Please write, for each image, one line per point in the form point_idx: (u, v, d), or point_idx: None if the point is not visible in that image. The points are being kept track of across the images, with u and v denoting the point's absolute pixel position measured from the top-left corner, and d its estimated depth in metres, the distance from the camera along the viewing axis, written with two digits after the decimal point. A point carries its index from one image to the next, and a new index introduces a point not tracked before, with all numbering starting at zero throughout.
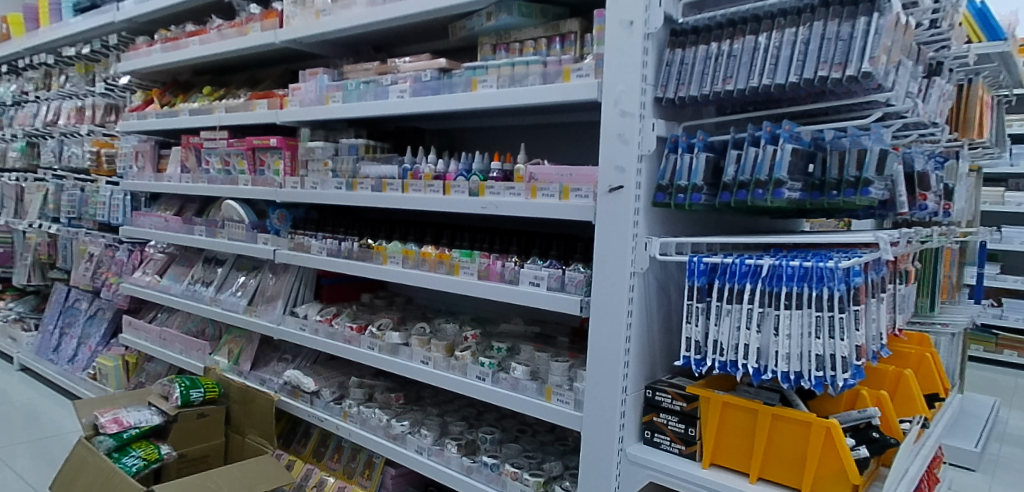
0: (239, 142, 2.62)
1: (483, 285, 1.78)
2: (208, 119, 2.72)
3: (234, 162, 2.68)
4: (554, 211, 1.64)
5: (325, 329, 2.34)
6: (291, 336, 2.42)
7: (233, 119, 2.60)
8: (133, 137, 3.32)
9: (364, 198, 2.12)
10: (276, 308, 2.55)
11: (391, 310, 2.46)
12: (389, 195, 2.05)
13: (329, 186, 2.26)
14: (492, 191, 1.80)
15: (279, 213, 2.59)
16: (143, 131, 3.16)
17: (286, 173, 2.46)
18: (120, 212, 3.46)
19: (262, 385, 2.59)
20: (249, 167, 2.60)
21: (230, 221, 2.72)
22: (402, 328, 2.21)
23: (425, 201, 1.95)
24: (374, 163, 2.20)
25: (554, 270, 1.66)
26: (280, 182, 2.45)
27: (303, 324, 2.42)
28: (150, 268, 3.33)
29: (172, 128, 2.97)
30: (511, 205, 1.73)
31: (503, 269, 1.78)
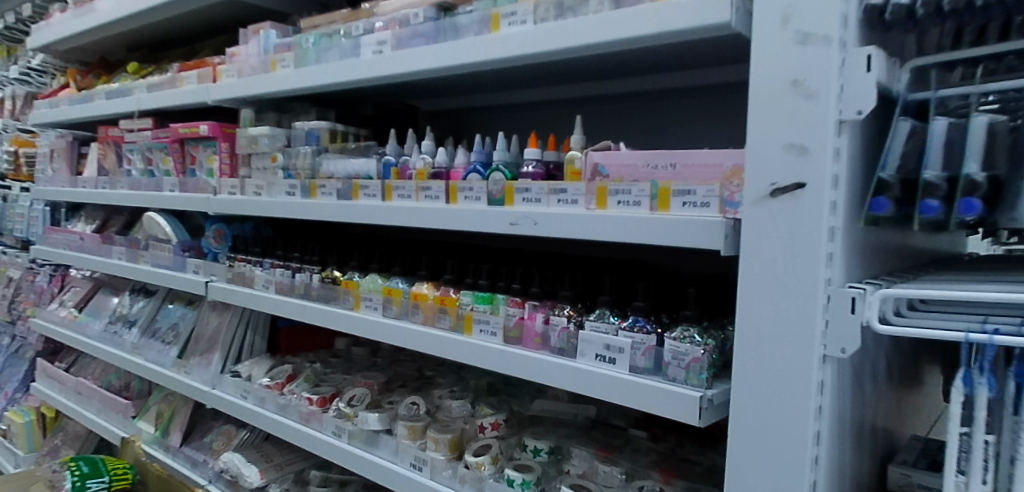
0: (165, 132, 1.90)
1: (515, 358, 1.05)
2: (124, 103, 2.00)
3: (157, 159, 1.96)
4: (647, 234, 0.92)
5: (274, 401, 1.61)
6: (228, 407, 1.69)
7: (153, 100, 1.88)
8: (49, 131, 2.62)
9: (324, 208, 1.41)
10: (210, 364, 1.82)
11: (370, 370, 1.72)
12: (362, 205, 1.33)
13: (278, 191, 1.55)
14: (526, 197, 1.09)
15: (216, 229, 1.86)
16: (57, 123, 2.46)
17: (223, 174, 1.73)
18: (38, 225, 2.76)
19: (191, 470, 1.85)
20: (177, 167, 1.88)
21: (155, 240, 2.00)
22: (384, 403, 1.48)
23: (416, 216, 1.22)
24: (343, 156, 1.47)
25: (646, 336, 0.93)
26: (215, 186, 1.73)
27: (244, 390, 1.69)
28: (70, 298, 2.61)
29: (87, 118, 2.25)
30: (561, 221, 1.01)
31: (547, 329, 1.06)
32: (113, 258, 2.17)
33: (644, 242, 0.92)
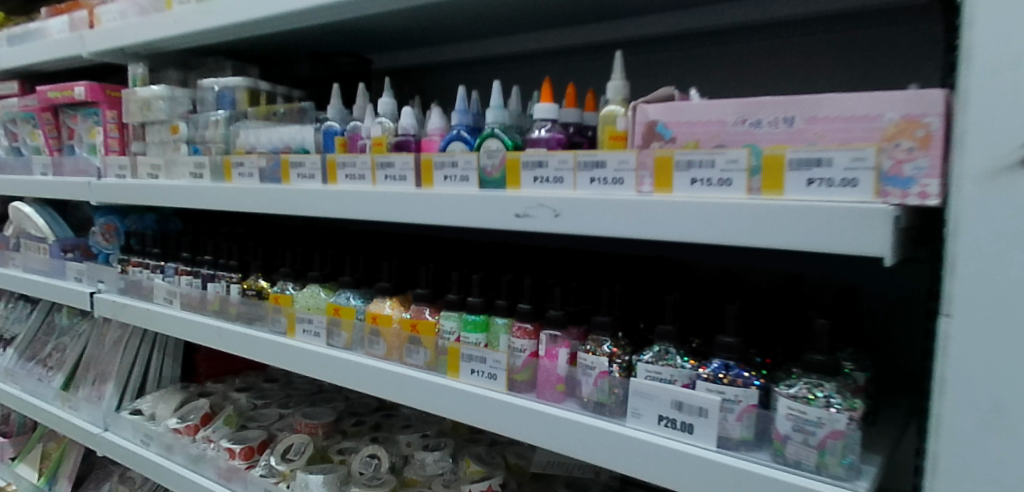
0: (31, 98, 1.44)
1: (532, 414, 0.71)
2: None
3: (24, 134, 1.50)
4: (747, 230, 0.59)
5: (183, 451, 1.19)
6: (123, 456, 1.28)
7: (14, 55, 1.43)
8: None
9: (241, 195, 1.01)
10: (102, 400, 1.40)
11: (314, 402, 1.33)
12: (296, 189, 0.94)
13: (179, 172, 1.14)
14: (538, 175, 0.74)
15: (104, 223, 1.42)
16: None
17: (109, 150, 1.29)
18: None
19: None
20: (48, 144, 1.43)
21: (26, 239, 1.54)
22: (333, 454, 1.10)
23: (374, 205, 0.85)
24: (267, 123, 1.08)
25: (746, 391, 0.60)
26: (98, 166, 1.30)
27: (145, 436, 1.26)
28: None
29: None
30: (601, 211, 0.67)
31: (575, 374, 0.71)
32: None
33: (740, 244, 0.59)
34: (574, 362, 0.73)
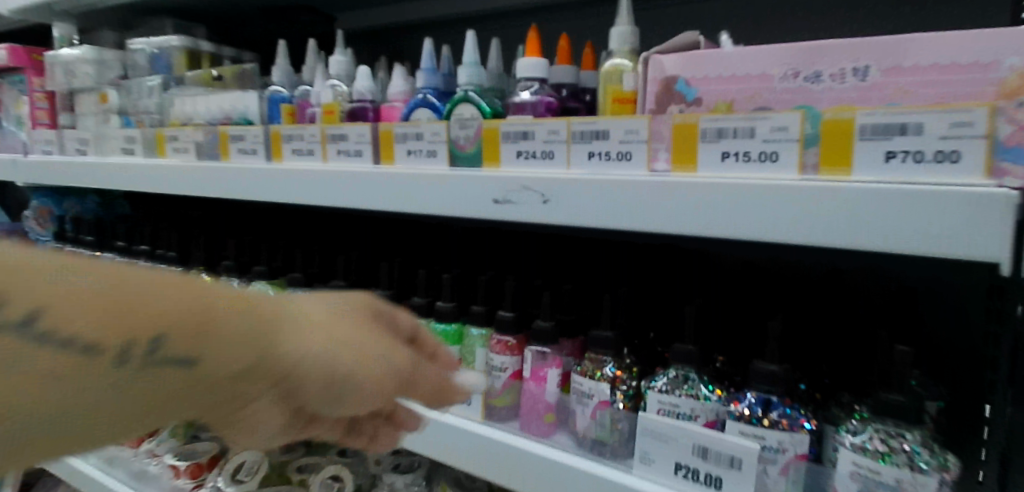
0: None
1: (507, 455, 0.55)
2: None
3: None
4: (798, 223, 0.43)
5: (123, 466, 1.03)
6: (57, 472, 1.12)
7: None
8: None
9: (172, 174, 0.85)
10: None
11: None
12: (233, 167, 0.78)
13: (109, 148, 0.98)
14: (523, 150, 0.59)
15: (38, 206, 1.27)
16: None
17: (36, 123, 1.12)
18: None
19: None
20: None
21: None
22: (292, 473, 0.94)
23: (323, 185, 0.70)
24: (207, 90, 0.91)
25: (792, 436, 0.46)
26: (23, 142, 1.13)
27: None
28: None
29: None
30: (603, 195, 0.52)
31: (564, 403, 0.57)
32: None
33: (787, 243, 0.44)
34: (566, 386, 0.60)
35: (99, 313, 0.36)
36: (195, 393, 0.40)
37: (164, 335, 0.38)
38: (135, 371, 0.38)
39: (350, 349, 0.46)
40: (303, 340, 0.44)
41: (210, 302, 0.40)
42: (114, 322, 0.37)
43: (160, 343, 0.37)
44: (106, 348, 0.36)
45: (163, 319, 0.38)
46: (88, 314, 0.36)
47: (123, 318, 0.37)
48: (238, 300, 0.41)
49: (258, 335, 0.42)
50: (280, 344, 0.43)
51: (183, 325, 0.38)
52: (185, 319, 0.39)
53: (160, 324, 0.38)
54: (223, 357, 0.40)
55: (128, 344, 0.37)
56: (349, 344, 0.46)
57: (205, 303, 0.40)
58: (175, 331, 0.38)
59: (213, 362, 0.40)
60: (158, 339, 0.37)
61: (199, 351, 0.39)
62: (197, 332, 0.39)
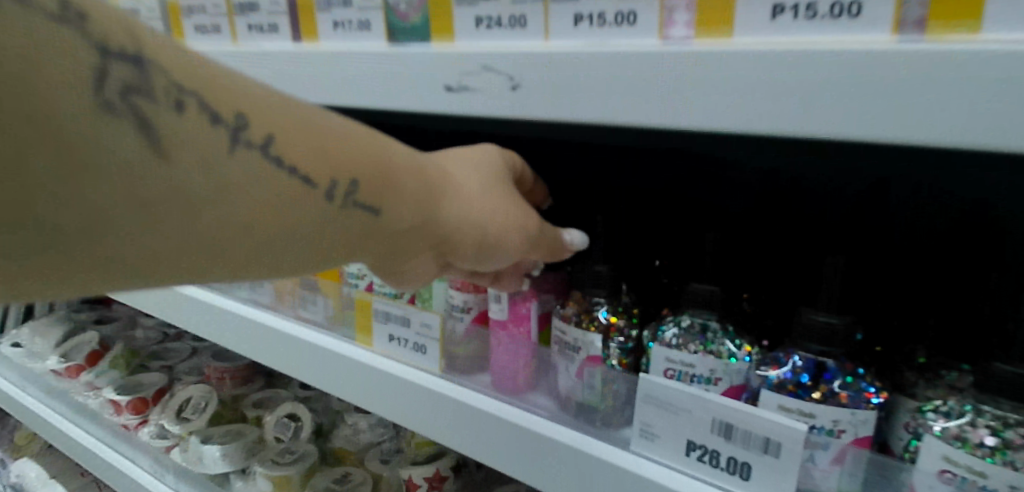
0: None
1: (476, 422, 0.43)
2: None
3: None
4: (886, 111, 0.28)
5: (63, 398, 0.93)
6: None
7: None
8: None
9: None
10: None
11: None
12: None
13: None
14: (485, 17, 0.42)
15: None
16: None
17: None
18: None
19: None
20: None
21: None
22: (248, 408, 0.82)
23: (234, 70, 0.53)
24: None
25: (854, 415, 0.33)
26: None
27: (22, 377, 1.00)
28: None
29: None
30: (599, 78, 0.37)
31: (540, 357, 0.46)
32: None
33: (862, 143, 0.29)
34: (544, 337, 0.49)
35: (318, 141, 0.31)
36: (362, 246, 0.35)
37: (360, 180, 0.33)
38: (334, 216, 0.32)
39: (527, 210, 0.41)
40: (476, 194, 0.39)
41: (394, 153, 0.35)
42: (310, 149, 0.31)
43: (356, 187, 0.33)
44: (321, 183, 0.31)
45: (356, 165, 0.33)
46: (303, 136, 0.31)
47: (325, 156, 0.31)
48: (419, 162, 0.36)
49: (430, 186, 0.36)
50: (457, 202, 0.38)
51: (373, 175, 0.33)
52: (372, 161, 0.33)
53: (356, 168, 0.33)
54: (396, 211, 0.35)
55: (334, 184, 0.32)
56: (525, 206, 0.41)
57: (391, 158, 0.34)
58: (367, 178, 0.33)
59: (394, 216, 0.35)
60: (354, 184, 0.33)
61: (380, 203, 0.34)
62: (382, 183, 0.34)
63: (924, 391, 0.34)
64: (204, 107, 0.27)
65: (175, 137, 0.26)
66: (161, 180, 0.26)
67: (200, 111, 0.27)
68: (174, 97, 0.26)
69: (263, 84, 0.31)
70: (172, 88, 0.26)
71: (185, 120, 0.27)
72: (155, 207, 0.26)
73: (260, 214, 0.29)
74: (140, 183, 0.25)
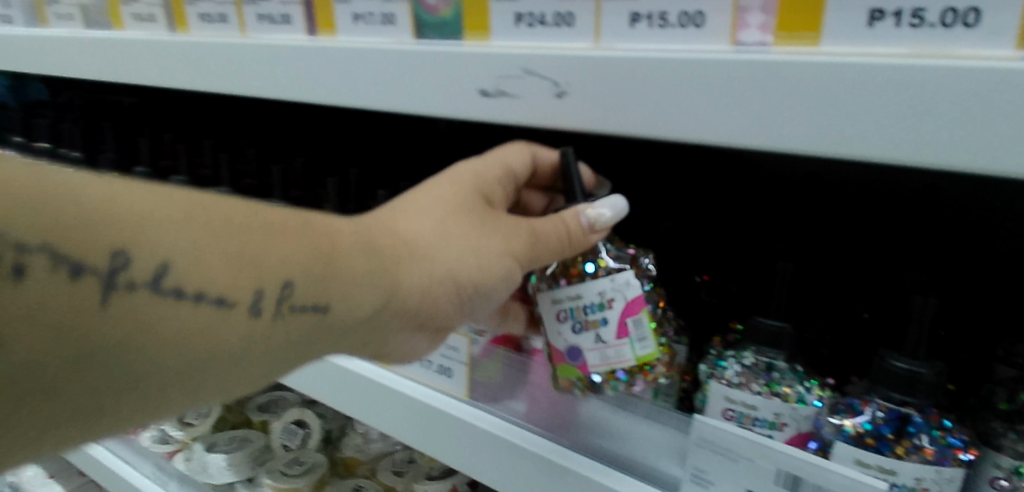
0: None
1: (483, 443, 0.42)
2: None
3: None
4: (986, 142, 0.25)
5: None
6: None
7: None
8: None
9: (53, 51, 0.62)
10: None
11: None
12: (125, 42, 0.56)
13: None
14: (522, 13, 0.38)
15: None
16: None
17: None
18: None
19: None
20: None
21: None
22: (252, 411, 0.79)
23: (248, 69, 0.49)
24: None
25: (939, 473, 0.31)
26: None
27: None
28: None
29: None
30: (660, 88, 0.33)
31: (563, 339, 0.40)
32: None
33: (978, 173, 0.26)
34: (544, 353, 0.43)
35: (221, 262, 0.33)
36: (316, 344, 0.38)
37: (292, 279, 0.35)
38: (269, 331, 0.35)
39: (511, 267, 0.40)
40: (442, 250, 0.39)
41: (332, 236, 0.37)
42: (217, 268, 0.33)
43: (287, 289, 0.35)
44: (237, 301, 0.34)
45: (284, 263, 0.35)
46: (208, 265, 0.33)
47: (225, 272, 0.33)
48: (360, 237, 0.38)
49: (383, 268, 0.38)
50: (424, 265, 0.39)
51: (307, 270, 0.36)
52: (302, 254, 0.36)
53: (283, 270, 0.35)
54: (347, 301, 0.37)
55: (257, 294, 0.34)
56: (500, 245, 0.40)
57: (334, 245, 0.37)
58: (302, 276, 0.35)
59: (348, 305, 0.37)
60: (286, 286, 0.35)
61: (325, 299, 0.36)
62: (322, 273, 0.36)
63: (1013, 444, 0.32)
64: (60, 265, 0.30)
65: (30, 308, 0.29)
66: (24, 353, 0.29)
67: (50, 268, 0.29)
68: (16, 264, 0.29)
69: (129, 196, 0.32)
70: (14, 254, 0.29)
71: (35, 283, 0.29)
72: (33, 376, 0.29)
73: (173, 351, 0.32)
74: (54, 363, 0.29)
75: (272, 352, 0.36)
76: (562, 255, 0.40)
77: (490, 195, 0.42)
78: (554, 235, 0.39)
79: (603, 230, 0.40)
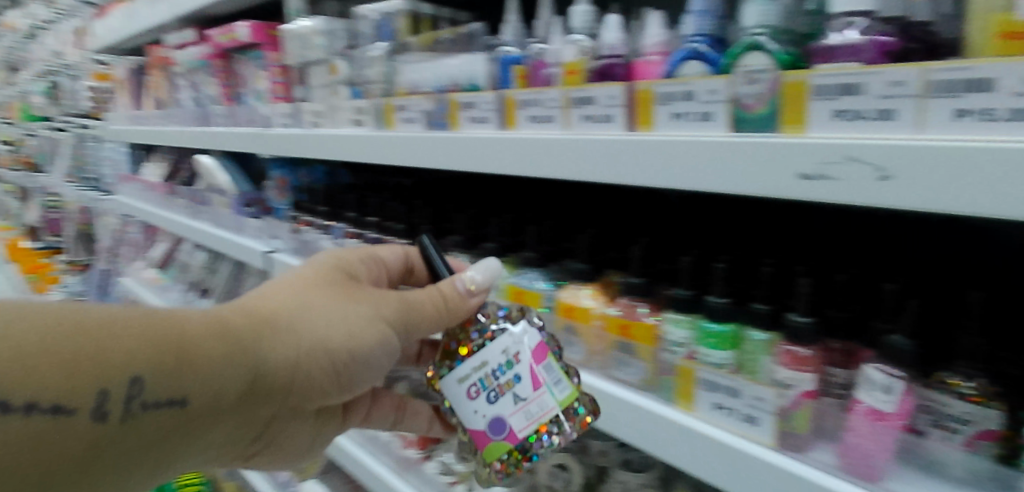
0: (165, 35, 1.27)
1: (798, 485, 0.46)
2: (118, 17, 1.36)
3: (166, 92, 1.32)
4: None
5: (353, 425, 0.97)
6: None
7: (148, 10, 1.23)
8: (40, 57, 1.99)
9: (400, 146, 0.78)
10: None
11: None
12: (466, 138, 0.71)
13: (338, 123, 0.90)
14: (839, 108, 0.45)
15: (278, 177, 1.14)
16: (48, 48, 1.84)
17: (275, 98, 1.02)
18: (42, 162, 2.15)
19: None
20: (187, 85, 1.23)
21: (166, 190, 1.38)
22: None
23: (577, 159, 0.61)
24: (434, 53, 0.81)
25: None
26: (227, 115, 1.10)
27: None
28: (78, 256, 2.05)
29: (80, 27, 1.66)
30: (1007, 168, 0.37)
31: (488, 411, 0.53)
32: (133, 261, 1.65)
33: None
34: (472, 442, 0.55)
35: (58, 372, 0.43)
36: (186, 427, 0.50)
37: (143, 373, 0.46)
38: (127, 421, 0.47)
39: (383, 327, 0.55)
40: (301, 326, 0.54)
41: (181, 327, 0.49)
42: (65, 376, 0.44)
43: (136, 384, 0.46)
44: (83, 403, 0.44)
45: (133, 361, 0.46)
46: (40, 374, 0.43)
47: (63, 380, 0.43)
48: (206, 325, 0.50)
49: (235, 349, 0.50)
50: (283, 340, 0.53)
51: (148, 365, 0.46)
52: (145, 353, 0.46)
53: (134, 367, 0.46)
54: (208, 380, 0.49)
55: (99, 395, 0.45)
56: (358, 317, 0.55)
57: (181, 338, 0.48)
58: (150, 372, 0.46)
59: (213, 381, 0.49)
60: (139, 378, 0.46)
61: (168, 383, 0.47)
62: (173, 362, 0.48)
63: None
64: None
65: None
66: None
67: None
68: None
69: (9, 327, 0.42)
70: None
71: None
72: None
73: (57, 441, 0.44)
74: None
75: (153, 433, 0.49)
76: (437, 317, 0.57)
77: (330, 280, 0.57)
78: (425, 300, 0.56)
79: (480, 293, 0.58)
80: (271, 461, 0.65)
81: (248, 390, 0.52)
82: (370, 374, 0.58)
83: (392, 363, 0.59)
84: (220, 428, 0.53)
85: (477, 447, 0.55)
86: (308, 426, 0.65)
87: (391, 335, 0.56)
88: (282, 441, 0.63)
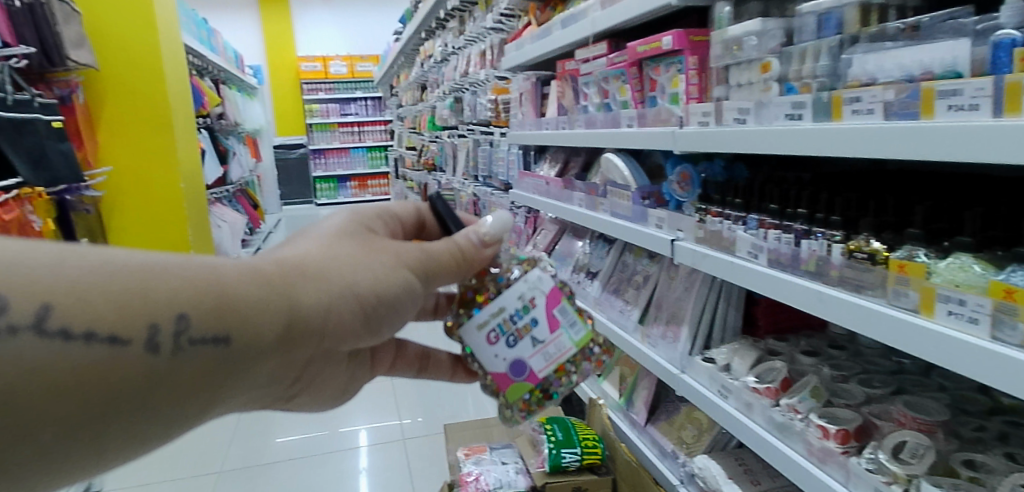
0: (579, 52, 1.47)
1: None
2: (534, 39, 1.62)
3: (574, 99, 1.53)
4: None
5: (760, 411, 1.00)
6: (692, 396, 1.13)
7: (567, 30, 1.44)
8: (452, 78, 2.45)
9: (849, 138, 0.78)
10: (676, 342, 1.21)
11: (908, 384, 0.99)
12: (938, 127, 0.67)
13: (767, 119, 0.94)
14: None
15: (679, 171, 1.22)
16: (465, 70, 2.26)
17: (689, 99, 1.11)
18: (446, 163, 2.64)
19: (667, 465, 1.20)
20: (594, 92, 1.42)
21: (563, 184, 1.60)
22: (961, 468, 0.79)
23: None
24: (896, 44, 0.79)
25: None
26: (638, 117, 1.24)
27: (719, 387, 1.08)
28: None
29: (493, 49, 2.01)
30: None
31: (507, 354, 0.77)
32: (520, 243, 1.95)
33: None
34: (494, 383, 0.79)
35: (105, 306, 0.48)
36: (227, 367, 0.55)
37: (188, 312, 0.51)
38: (176, 358, 0.52)
39: (403, 272, 0.65)
40: (329, 274, 0.60)
41: (218, 273, 0.54)
42: (117, 314, 0.48)
43: (182, 320, 0.51)
44: (137, 337, 0.50)
45: (182, 301, 0.52)
46: (94, 308, 0.48)
47: (117, 312, 0.48)
48: (245, 270, 0.56)
49: (274, 289, 0.56)
50: (312, 285, 0.59)
51: (193, 307, 0.52)
52: (192, 294, 0.52)
53: (182, 305, 0.51)
54: (252, 320, 0.55)
55: (150, 329, 0.50)
56: (379, 264, 0.64)
57: (224, 282, 0.54)
58: (194, 311, 0.52)
59: (259, 323, 0.55)
60: (186, 316, 0.51)
61: (210, 325, 0.52)
62: (215, 304, 0.53)
63: None
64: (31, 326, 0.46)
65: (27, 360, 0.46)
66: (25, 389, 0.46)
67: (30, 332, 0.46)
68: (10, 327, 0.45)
69: (75, 266, 0.48)
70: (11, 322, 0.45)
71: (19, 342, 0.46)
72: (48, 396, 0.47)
73: (112, 374, 0.49)
74: (31, 399, 0.46)
75: (201, 372, 0.54)
76: (448, 262, 0.70)
77: (347, 233, 0.66)
78: (441, 249, 0.69)
79: (492, 238, 0.74)
80: (312, 403, 0.70)
81: (288, 334, 0.57)
82: (394, 317, 0.66)
83: (413, 309, 0.68)
84: (261, 369, 0.58)
85: (499, 388, 0.79)
86: (341, 370, 0.70)
87: (409, 278, 0.66)
88: (318, 382, 0.67)
